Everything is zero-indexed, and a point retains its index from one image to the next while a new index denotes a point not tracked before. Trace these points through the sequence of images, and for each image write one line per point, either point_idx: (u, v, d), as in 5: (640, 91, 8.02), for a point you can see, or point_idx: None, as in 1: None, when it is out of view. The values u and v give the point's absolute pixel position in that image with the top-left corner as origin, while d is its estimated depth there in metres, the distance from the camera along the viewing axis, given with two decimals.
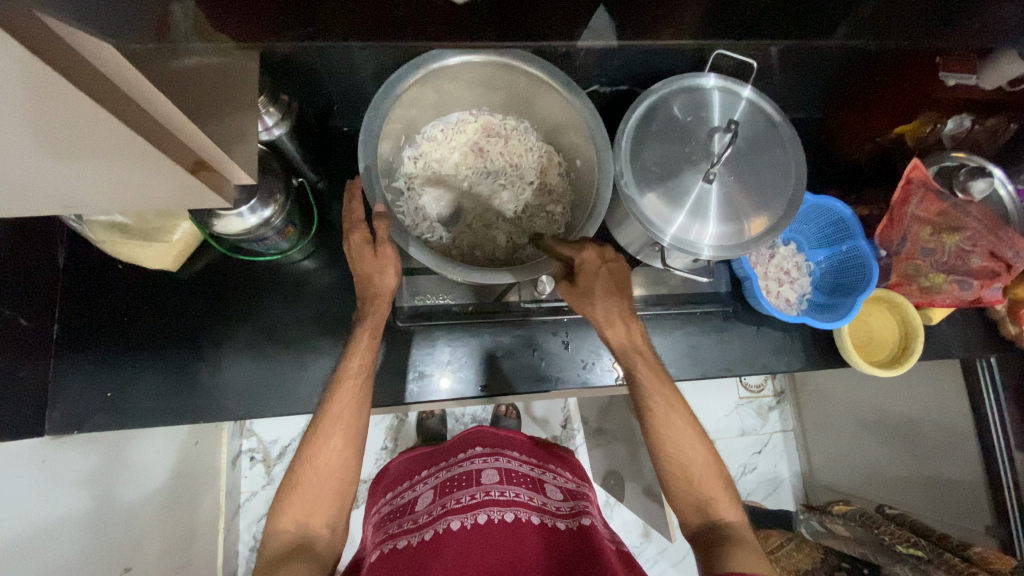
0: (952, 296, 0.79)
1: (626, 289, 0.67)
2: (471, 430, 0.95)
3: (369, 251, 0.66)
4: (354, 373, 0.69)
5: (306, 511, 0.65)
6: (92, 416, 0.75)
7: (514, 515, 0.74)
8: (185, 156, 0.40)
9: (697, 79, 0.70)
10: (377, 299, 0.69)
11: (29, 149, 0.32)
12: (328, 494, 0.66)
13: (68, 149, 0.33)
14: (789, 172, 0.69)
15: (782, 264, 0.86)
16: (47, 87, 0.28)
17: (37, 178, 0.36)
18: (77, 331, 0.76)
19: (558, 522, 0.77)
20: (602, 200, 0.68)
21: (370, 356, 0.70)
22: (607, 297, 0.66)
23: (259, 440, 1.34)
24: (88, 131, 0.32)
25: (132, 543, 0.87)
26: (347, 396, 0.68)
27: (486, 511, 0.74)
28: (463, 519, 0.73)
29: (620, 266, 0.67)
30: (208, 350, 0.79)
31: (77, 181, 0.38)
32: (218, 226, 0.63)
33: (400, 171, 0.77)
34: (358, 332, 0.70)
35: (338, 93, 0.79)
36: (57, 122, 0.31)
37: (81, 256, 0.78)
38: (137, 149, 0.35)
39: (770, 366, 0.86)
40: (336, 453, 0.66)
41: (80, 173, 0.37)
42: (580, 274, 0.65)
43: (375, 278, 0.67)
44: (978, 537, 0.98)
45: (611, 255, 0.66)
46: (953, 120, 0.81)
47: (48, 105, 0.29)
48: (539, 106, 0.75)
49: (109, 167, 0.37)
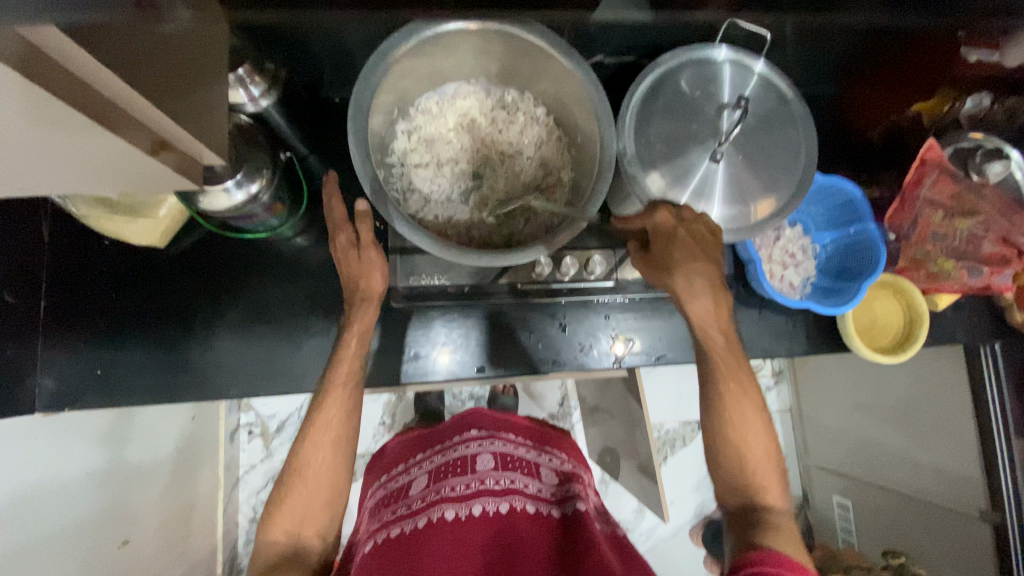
0: (959, 283, 0.77)
1: (710, 251, 0.62)
2: (465, 412, 0.94)
3: (354, 254, 0.67)
4: (342, 384, 0.68)
5: (298, 521, 0.65)
6: (82, 394, 0.73)
7: (509, 506, 0.74)
8: (145, 140, 0.36)
9: (707, 51, 0.66)
10: (364, 302, 0.68)
11: (7, 141, 0.31)
12: (320, 505, 0.66)
13: (59, 151, 0.34)
14: (800, 152, 0.66)
15: (787, 247, 0.84)
16: (26, 94, 0.27)
17: (10, 172, 0.34)
18: (64, 309, 0.74)
19: (552, 511, 0.77)
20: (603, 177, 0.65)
21: (359, 366, 0.69)
22: (688, 262, 0.62)
23: (256, 414, 1.34)
24: (21, 113, 0.28)
25: (128, 516, 0.88)
26: (335, 406, 0.67)
27: (481, 502, 0.74)
28: (457, 510, 0.73)
29: (703, 226, 0.61)
30: (199, 328, 0.77)
31: (25, 166, 0.34)
32: (203, 203, 0.61)
33: (393, 146, 0.74)
34: (345, 339, 0.68)
35: (328, 61, 0.75)
36: (60, 129, 0.31)
37: (67, 231, 0.76)
38: (119, 148, 0.35)
39: (770, 351, 0.85)
40: (327, 463, 0.66)
41: (23, 159, 0.33)
42: (653, 236, 0.63)
43: (361, 279, 0.67)
44: (970, 520, 0.99)
45: (687, 214, 0.61)
46: (971, 99, 0.77)
47: (47, 119, 0.30)
48: (541, 77, 0.72)
49: (59, 149, 0.33)
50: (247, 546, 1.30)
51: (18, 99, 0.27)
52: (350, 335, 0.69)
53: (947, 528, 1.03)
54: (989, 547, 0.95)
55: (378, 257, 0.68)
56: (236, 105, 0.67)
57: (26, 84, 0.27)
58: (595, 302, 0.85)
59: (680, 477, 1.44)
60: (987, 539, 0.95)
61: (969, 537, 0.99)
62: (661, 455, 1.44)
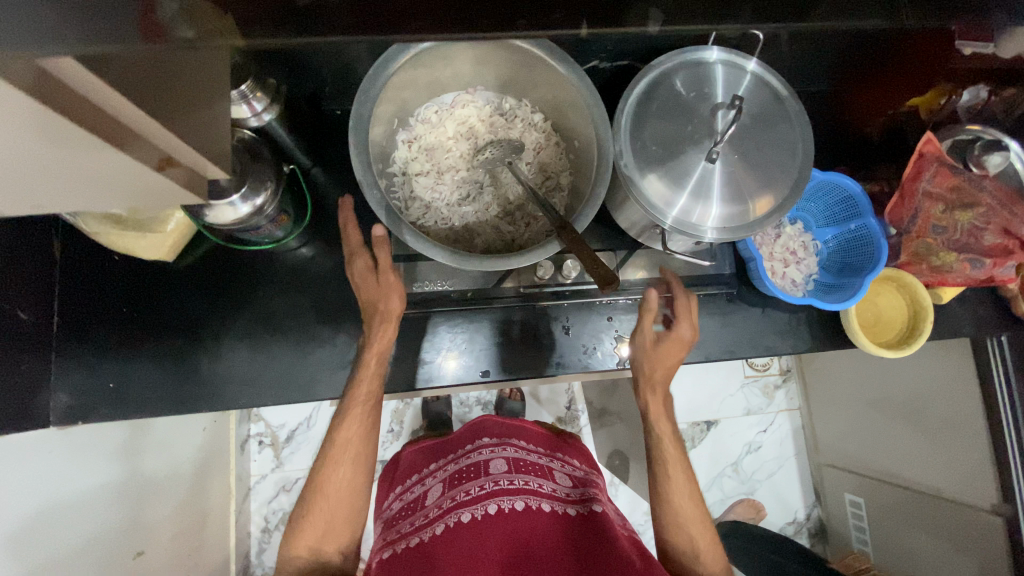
0: (963, 275, 0.76)
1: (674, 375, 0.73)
2: (477, 419, 0.94)
3: (371, 278, 0.67)
4: (361, 402, 0.68)
5: (319, 537, 0.66)
6: (94, 408, 0.75)
7: (524, 504, 0.75)
8: (150, 156, 0.37)
9: (699, 53, 0.67)
10: (384, 322, 0.66)
11: (10, 154, 0.31)
12: (340, 515, 0.67)
13: (69, 168, 0.35)
14: (796, 149, 0.67)
15: (788, 244, 0.84)
16: (35, 111, 0.28)
17: (21, 188, 0.35)
18: (76, 325, 0.76)
19: (569, 508, 0.78)
20: (601, 185, 0.66)
21: (378, 386, 0.69)
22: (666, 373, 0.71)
23: (266, 425, 1.35)
24: (28, 130, 0.29)
25: (141, 527, 0.89)
26: (355, 423, 0.67)
27: (496, 501, 0.75)
28: (473, 511, 0.74)
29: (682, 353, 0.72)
30: (207, 340, 0.78)
31: (36, 181, 0.35)
32: (210, 216, 0.62)
33: (394, 156, 0.76)
34: (364, 358, 0.67)
35: (327, 75, 0.77)
36: (66, 147, 0.32)
37: (78, 248, 0.77)
38: (127, 168, 0.37)
39: (775, 348, 0.85)
40: (347, 480, 0.68)
41: (32, 174, 0.34)
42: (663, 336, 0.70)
43: (380, 301, 0.66)
44: (982, 516, 0.98)
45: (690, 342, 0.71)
46: (968, 92, 0.78)
47: (56, 138, 0.31)
48: (538, 84, 0.73)
49: (65, 165, 0.34)
50: (260, 556, 1.30)
51: (30, 125, 0.29)
52: (370, 355, 0.69)
53: (957, 526, 1.03)
54: (1002, 541, 0.94)
55: (395, 280, 0.67)
56: (239, 120, 0.68)
57: (34, 109, 0.28)
58: (598, 304, 0.85)
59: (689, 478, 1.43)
60: (999, 534, 0.95)
61: (982, 534, 0.98)
62: None
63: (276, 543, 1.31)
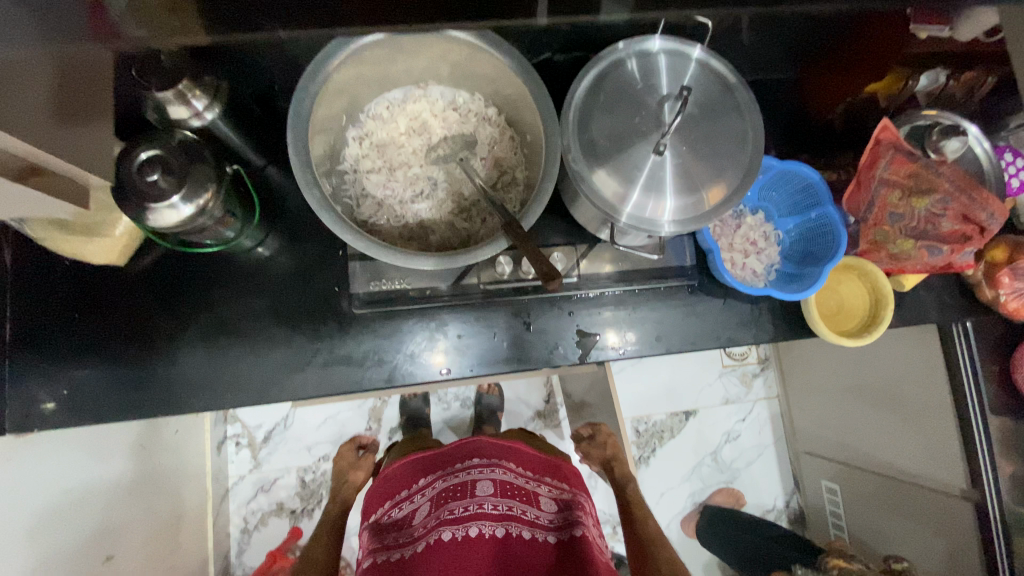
0: (921, 262, 0.76)
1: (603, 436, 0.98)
2: (467, 440, 0.90)
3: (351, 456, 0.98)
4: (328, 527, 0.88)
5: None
6: (49, 415, 0.74)
7: (505, 531, 0.75)
8: None
9: (644, 43, 0.66)
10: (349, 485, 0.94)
11: None
12: None
13: None
14: (746, 138, 0.66)
15: (748, 235, 0.84)
16: None
17: None
18: (29, 331, 0.75)
19: (549, 537, 0.78)
20: (544, 189, 0.65)
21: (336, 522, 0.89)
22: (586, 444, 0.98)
23: (243, 425, 1.35)
24: None
25: (111, 531, 0.88)
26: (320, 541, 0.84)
27: (478, 525, 0.75)
28: (454, 532, 0.75)
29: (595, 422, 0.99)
30: (163, 344, 0.78)
31: None
32: (151, 221, 0.61)
33: (345, 153, 0.75)
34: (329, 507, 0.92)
35: (275, 70, 0.76)
36: None
37: (28, 255, 0.76)
38: None
39: (736, 339, 0.85)
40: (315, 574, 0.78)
41: None
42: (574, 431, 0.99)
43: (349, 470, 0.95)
44: (953, 501, 0.98)
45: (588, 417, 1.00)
46: (926, 76, 0.79)
47: None
48: (488, 77, 0.72)
49: None
50: (240, 556, 1.31)
51: None
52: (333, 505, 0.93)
53: (932, 513, 1.03)
54: (972, 526, 0.95)
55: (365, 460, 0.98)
56: (181, 120, 0.67)
57: None
58: (559, 298, 0.83)
59: (668, 470, 1.44)
60: (970, 518, 0.95)
61: (955, 520, 0.98)
62: (649, 449, 1.43)
63: (257, 542, 1.32)
